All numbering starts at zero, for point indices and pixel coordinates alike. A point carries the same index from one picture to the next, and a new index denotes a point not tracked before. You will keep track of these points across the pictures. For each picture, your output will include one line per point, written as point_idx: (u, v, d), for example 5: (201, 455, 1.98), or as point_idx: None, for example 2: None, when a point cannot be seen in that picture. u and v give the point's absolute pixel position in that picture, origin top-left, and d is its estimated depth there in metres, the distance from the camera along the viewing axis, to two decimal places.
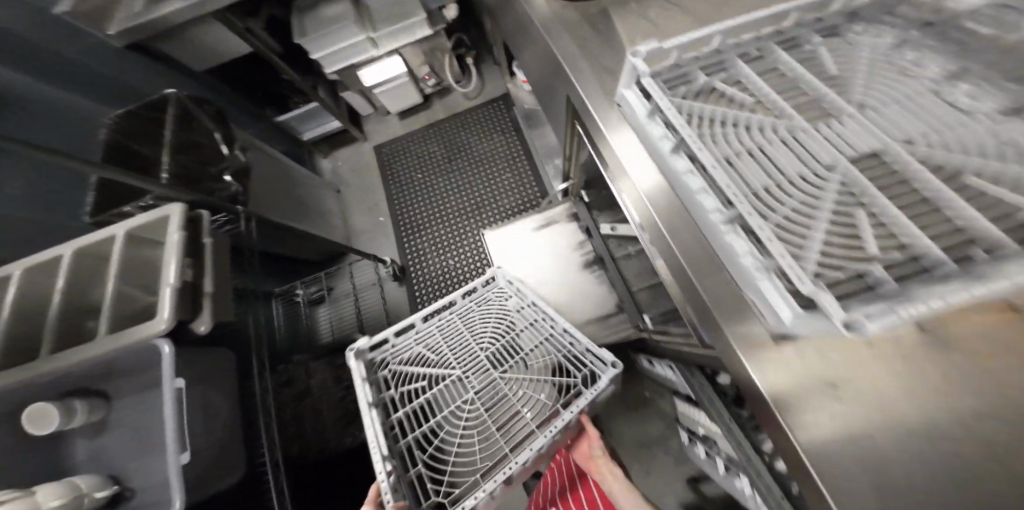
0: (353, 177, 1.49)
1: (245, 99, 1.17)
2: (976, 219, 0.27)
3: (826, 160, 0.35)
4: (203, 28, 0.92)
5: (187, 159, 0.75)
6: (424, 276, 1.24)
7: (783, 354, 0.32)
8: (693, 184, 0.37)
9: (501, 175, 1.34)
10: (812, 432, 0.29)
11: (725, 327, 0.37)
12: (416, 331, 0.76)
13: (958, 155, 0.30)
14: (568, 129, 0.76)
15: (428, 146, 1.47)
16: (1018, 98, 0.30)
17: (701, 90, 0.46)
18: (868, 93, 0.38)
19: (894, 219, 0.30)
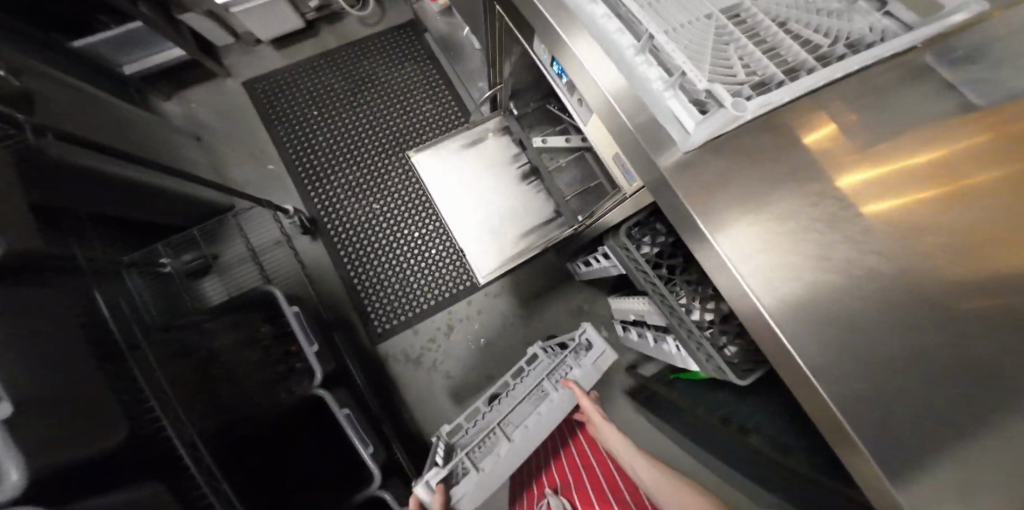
0: (218, 120, 1.21)
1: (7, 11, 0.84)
2: (799, 52, 0.41)
3: (706, 11, 0.44)
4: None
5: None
6: (343, 224, 1.11)
7: (697, 172, 0.40)
8: (611, 28, 0.42)
9: (420, 110, 1.23)
10: (754, 273, 0.36)
11: (650, 153, 0.43)
12: (479, 408, 0.91)
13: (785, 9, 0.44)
14: (489, 19, 0.71)
15: (326, 79, 1.26)
16: None
17: None
18: None
19: (751, 55, 0.41)
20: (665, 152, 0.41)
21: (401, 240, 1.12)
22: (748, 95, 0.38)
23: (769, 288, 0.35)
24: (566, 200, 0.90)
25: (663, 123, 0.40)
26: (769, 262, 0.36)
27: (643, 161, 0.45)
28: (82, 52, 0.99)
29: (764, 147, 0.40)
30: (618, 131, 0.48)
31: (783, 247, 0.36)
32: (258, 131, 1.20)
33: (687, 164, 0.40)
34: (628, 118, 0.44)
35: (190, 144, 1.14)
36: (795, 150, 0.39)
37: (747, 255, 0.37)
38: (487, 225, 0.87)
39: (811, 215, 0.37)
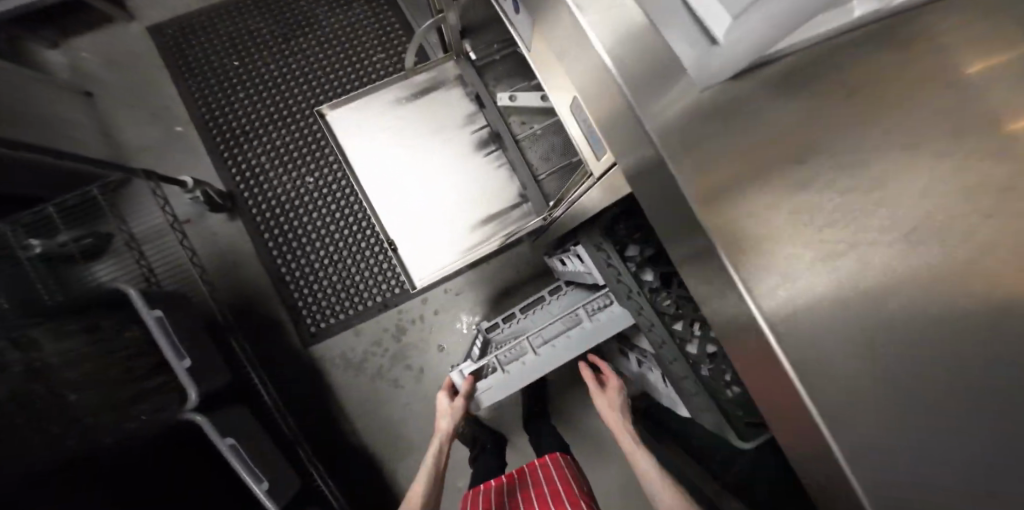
0: (115, 73, 0.98)
1: None
2: None
3: None
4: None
5: None
6: (267, 202, 0.90)
7: (726, 136, 0.18)
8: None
9: (368, 58, 0.98)
10: (785, 305, 0.17)
11: (633, 94, 0.19)
12: (521, 311, 0.86)
13: None
14: None
15: (250, 16, 0.99)
16: None
17: None
18: None
19: None
20: (660, 95, 0.19)
21: (340, 225, 0.91)
22: None
23: (816, 334, 0.17)
24: (537, 180, 0.67)
25: (657, 25, 0.18)
26: (820, 284, 0.17)
27: (610, 110, 0.22)
28: None
29: (853, 61, 0.18)
30: (569, 51, 0.23)
31: (865, 265, 0.17)
32: (164, 84, 0.96)
33: (708, 116, 0.18)
34: (586, 14, 0.20)
35: (75, 100, 0.92)
36: (932, 70, 0.18)
37: (782, 275, 0.17)
38: (428, 209, 0.65)
39: (944, 205, 0.17)
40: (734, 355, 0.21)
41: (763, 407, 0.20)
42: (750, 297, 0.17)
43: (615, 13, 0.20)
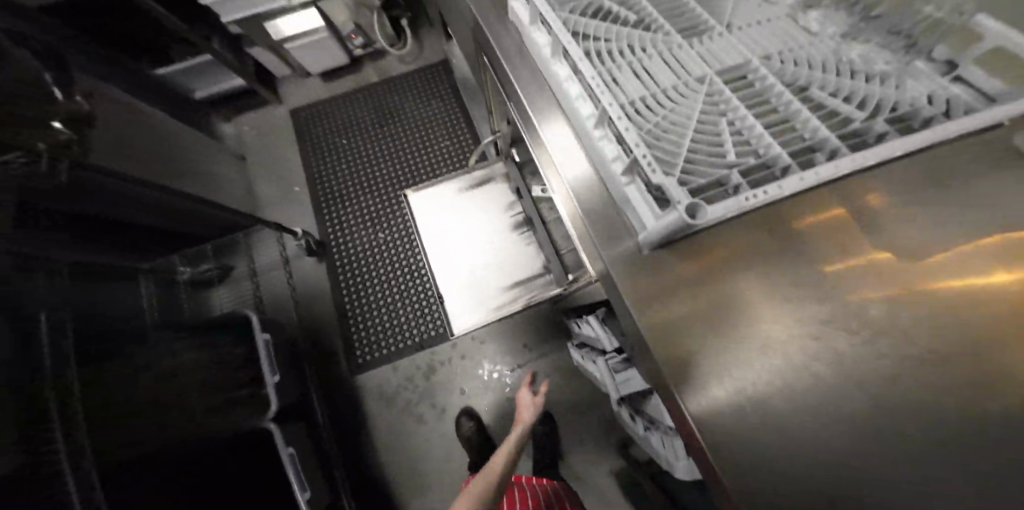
0: (260, 143, 1.34)
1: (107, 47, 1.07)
2: (819, 129, 0.32)
3: (696, 74, 0.38)
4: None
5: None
6: (346, 249, 1.14)
7: (655, 277, 0.32)
8: (572, 91, 0.36)
9: (438, 146, 1.26)
10: (706, 397, 0.27)
11: (602, 249, 0.34)
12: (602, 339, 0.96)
13: (807, 73, 0.37)
14: (480, 66, 0.70)
15: (359, 110, 1.34)
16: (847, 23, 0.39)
17: (591, 9, 0.42)
18: (736, 17, 0.42)
19: (750, 127, 0.34)
20: (617, 245, 0.34)
21: (396, 272, 1.11)
22: (738, 184, 0.30)
23: (730, 421, 0.26)
24: (559, 252, 0.83)
25: (620, 208, 0.33)
26: (734, 386, 0.27)
27: (592, 249, 0.37)
28: (163, 78, 1.18)
29: (740, 234, 0.31)
30: (570, 208, 0.39)
31: (744, 358, 0.28)
32: (291, 153, 1.31)
33: (648, 265, 0.32)
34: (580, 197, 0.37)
35: (233, 161, 1.27)
36: (785, 241, 0.31)
37: (700, 369, 0.28)
38: (470, 274, 0.81)
39: (793, 325, 0.28)
40: (679, 428, 0.30)
41: (701, 465, 0.28)
42: (675, 384, 0.28)
43: (595, 201, 0.36)
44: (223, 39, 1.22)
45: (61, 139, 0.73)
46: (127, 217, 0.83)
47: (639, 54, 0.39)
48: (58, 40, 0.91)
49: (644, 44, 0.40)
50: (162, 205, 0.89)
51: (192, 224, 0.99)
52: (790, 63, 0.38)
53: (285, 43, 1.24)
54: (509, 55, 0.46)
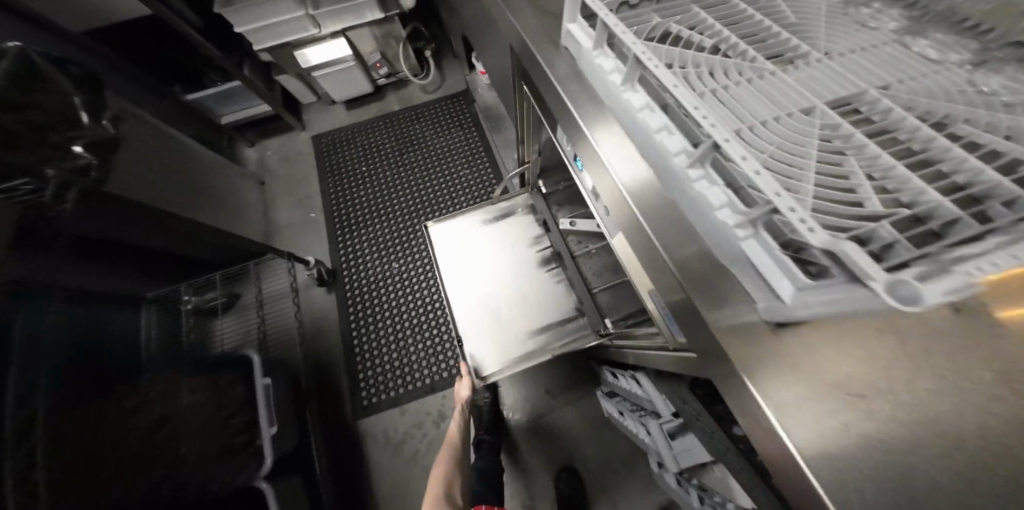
0: (281, 168, 1.35)
1: (142, 72, 1.10)
2: (982, 171, 0.25)
3: (802, 105, 0.31)
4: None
5: (12, 118, 0.63)
6: (359, 279, 1.08)
7: (797, 364, 0.24)
8: (652, 123, 0.29)
9: (458, 174, 1.22)
10: (768, 382, 0.24)
11: (710, 320, 0.28)
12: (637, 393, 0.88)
13: (938, 102, 0.30)
14: (518, 96, 0.67)
15: (380, 136, 1.33)
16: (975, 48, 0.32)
17: (656, 31, 0.37)
18: (833, 41, 0.36)
19: (889, 167, 0.27)
20: (722, 307, 0.27)
21: (409, 304, 1.04)
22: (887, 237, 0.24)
23: (806, 432, 0.22)
24: (591, 292, 0.74)
25: (731, 267, 0.26)
26: (800, 375, 0.23)
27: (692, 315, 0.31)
28: (193, 103, 1.20)
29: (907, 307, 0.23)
30: (659, 261, 0.33)
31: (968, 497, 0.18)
32: (311, 178, 1.30)
33: (780, 346, 0.25)
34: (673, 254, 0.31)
35: (253, 185, 1.27)
36: (969, 314, 0.22)
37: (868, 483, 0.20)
38: (492, 315, 0.73)
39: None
40: None
41: None
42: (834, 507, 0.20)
43: (693, 258, 0.29)
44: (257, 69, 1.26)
45: (80, 164, 0.71)
46: (133, 239, 0.78)
47: (726, 80, 0.33)
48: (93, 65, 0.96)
49: (729, 70, 0.34)
50: (169, 225, 0.83)
51: (200, 248, 0.92)
52: (915, 95, 0.31)
53: (312, 72, 1.27)
54: (563, 80, 0.40)
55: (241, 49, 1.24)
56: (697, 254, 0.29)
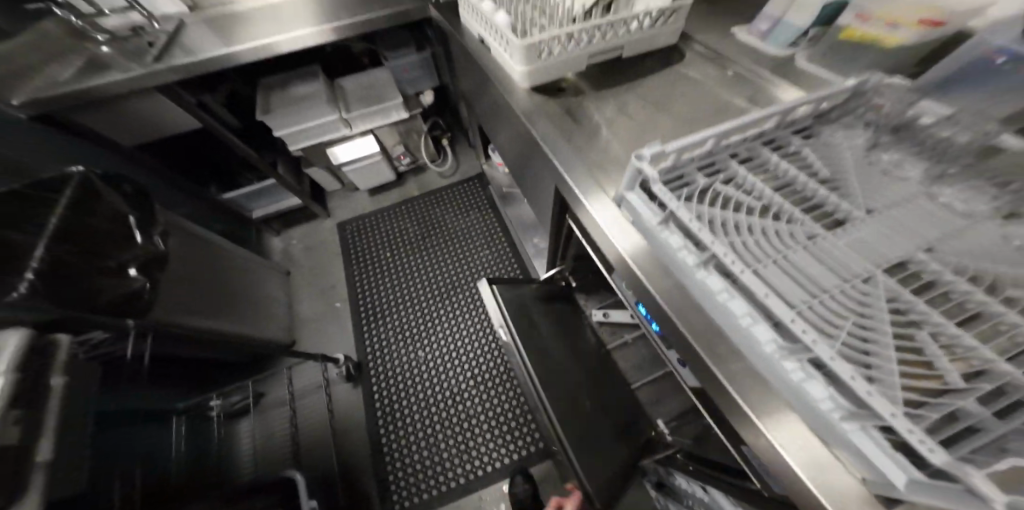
0: (306, 258, 1.45)
1: (181, 175, 1.19)
2: None
3: (862, 272, 0.35)
4: (150, 101, 1.01)
5: (70, 250, 0.65)
6: (385, 371, 1.11)
7: None
8: (736, 309, 0.34)
9: (479, 255, 1.35)
10: (820, 476, 0.31)
11: (810, 486, 0.31)
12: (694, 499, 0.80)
13: (990, 265, 0.33)
14: (557, 228, 0.75)
15: (402, 224, 1.45)
16: (1002, 200, 0.36)
17: (704, 192, 0.42)
18: (872, 198, 0.40)
19: (958, 337, 0.31)
20: (827, 474, 0.30)
21: (441, 389, 1.06)
22: (982, 418, 0.28)
23: None
24: (632, 389, 0.77)
25: (829, 442, 0.30)
26: None
27: (789, 477, 0.33)
28: (229, 201, 1.31)
29: None
30: (745, 415, 0.37)
31: None
32: (335, 266, 1.40)
33: None
34: (761, 419, 0.35)
35: (279, 277, 1.33)
36: None
37: None
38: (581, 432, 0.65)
39: None
40: None
41: None
42: None
43: (787, 422, 0.33)
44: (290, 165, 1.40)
45: (134, 287, 0.72)
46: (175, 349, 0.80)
47: (784, 247, 0.37)
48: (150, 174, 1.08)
49: (782, 232, 0.38)
50: (197, 334, 0.84)
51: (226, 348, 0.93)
52: (962, 256, 0.35)
53: (342, 167, 1.41)
54: (626, 236, 0.47)
55: (279, 152, 1.40)
56: (791, 419, 0.33)
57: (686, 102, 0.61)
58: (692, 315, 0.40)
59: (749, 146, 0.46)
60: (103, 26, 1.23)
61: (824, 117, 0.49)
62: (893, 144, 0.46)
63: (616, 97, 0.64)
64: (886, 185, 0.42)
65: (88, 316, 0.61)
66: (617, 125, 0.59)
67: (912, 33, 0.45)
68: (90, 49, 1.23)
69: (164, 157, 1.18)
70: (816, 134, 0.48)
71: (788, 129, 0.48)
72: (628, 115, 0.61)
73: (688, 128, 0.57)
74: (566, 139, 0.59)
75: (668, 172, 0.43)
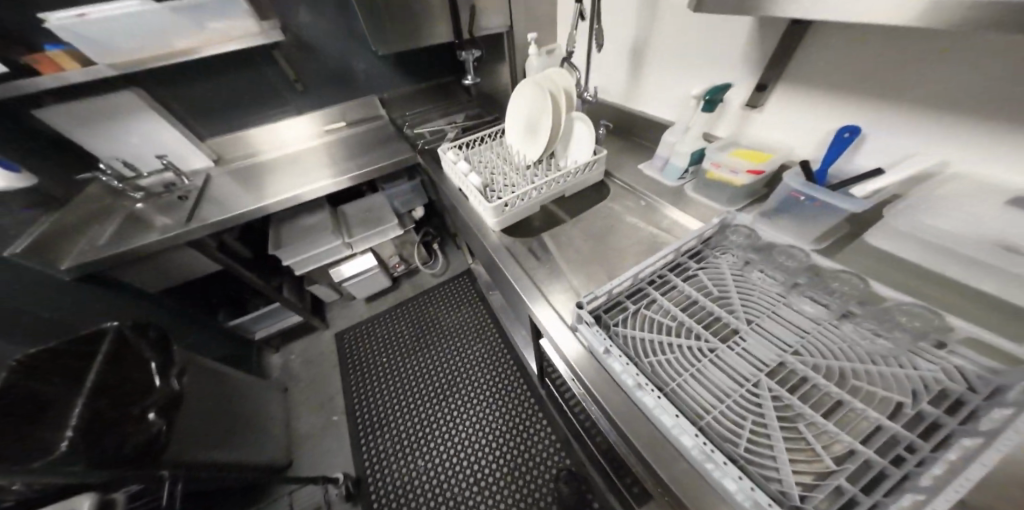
0: (302, 370, 1.66)
1: (199, 309, 1.44)
2: (890, 424, 0.41)
3: (751, 377, 0.49)
4: (184, 255, 1.28)
5: (107, 403, 0.74)
6: (382, 485, 1.17)
7: None
8: (667, 421, 0.45)
9: (470, 345, 1.54)
10: None
11: None
12: None
13: (838, 362, 0.49)
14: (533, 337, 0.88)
15: (396, 325, 1.72)
16: (826, 307, 0.54)
17: (633, 318, 0.57)
18: (750, 311, 0.56)
19: (826, 426, 0.43)
20: None
21: (444, 484, 1.15)
22: (854, 493, 0.37)
23: None
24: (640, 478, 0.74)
25: None
26: None
27: None
28: (235, 325, 1.57)
29: None
30: None
31: None
32: (333, 371, 1.61)
33: None
34: None
35: (278, 395, 1.46)
36: None
37: None
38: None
39: None
40: None
41: None
42: None
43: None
44: (294, 286, 1.71)
45: (153, 433, 0.78)
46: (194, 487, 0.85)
47: (694, 362, 0.51)
48: (165, 310, 1.31)
49: (692, 349, 0.52)
50: (198, 473, 0.87)
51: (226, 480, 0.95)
52: (816, 356, 0.50)
53: (343, 283, 1.72)
54: (574, 350, 0.58)
55: (287, 275, 1.70)
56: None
57: (613, 232, 0.82)
58: (633, 418, 0.49)
59: (657, 271, 0.62)
60: (142, 185, 1.48)
61: (712, 242, 0.66)
62: (757, 263, 0.62)
63: (562, 233, 0.85)
64: (756, 298, 0.58)
65: (122, 473, 0.68)
66: (564, 256, 0.78)
67: (747, 179, 0.68)
68: (126, 205, 1.43)
69: (187, 295, 1.42)
70: (709, 258, 0.64)
71: (688, 255, 0.64)
72: (572, 247, 0.80)
73: (616, 253, 0.76)
74: (524, 271, 0.76)
75: (607, 296, 0.58)
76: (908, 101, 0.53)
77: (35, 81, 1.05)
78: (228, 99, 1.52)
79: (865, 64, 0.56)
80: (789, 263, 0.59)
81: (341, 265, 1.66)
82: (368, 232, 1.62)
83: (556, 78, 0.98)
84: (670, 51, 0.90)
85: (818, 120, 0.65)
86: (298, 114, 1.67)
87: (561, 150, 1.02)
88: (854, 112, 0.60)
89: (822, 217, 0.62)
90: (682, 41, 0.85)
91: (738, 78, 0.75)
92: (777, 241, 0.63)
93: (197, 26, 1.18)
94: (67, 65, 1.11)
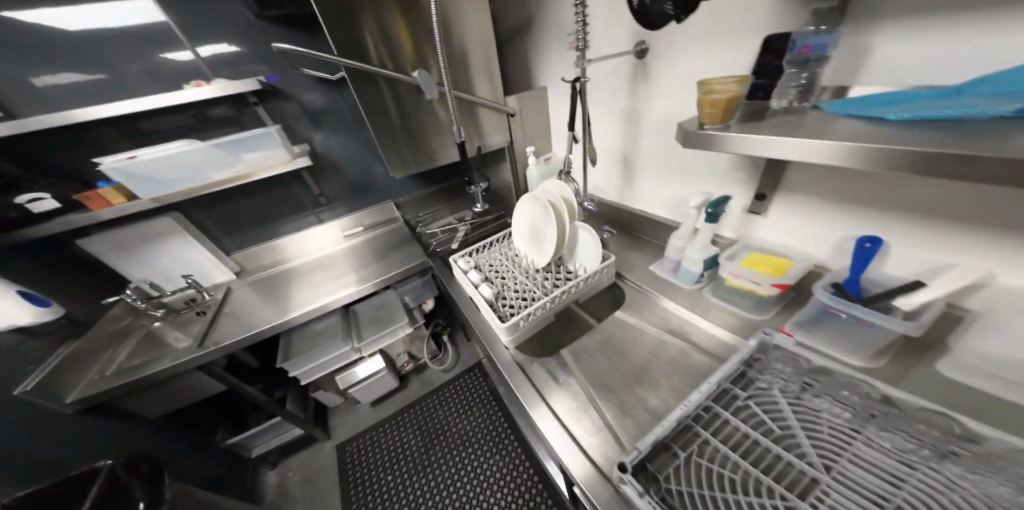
0: (301, 489, 1.52)
1: (199, 431, 1.37)
2: None
3: None
4: (189, 377, 1.23)
5: None
6: None
7: None
8: None
9: (486, 455, 1.51)
10: None
11: None
12: None
13: None
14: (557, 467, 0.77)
15: (405, 433, 1.65)
16: (901, 440, 0.48)
17: (688, 468, 0.50)
18: (823, 453, 0.49)
19: None
20: None
21: None
22: None
23: None
24: None
25: None
26: None
27: None
28: (233, 444, 1.44)
29: None
30: None
31: None
32: (333, 491, 1.50)
33: None
34: None
35: None
36: None
37: None
38: None
39: None
40: None
41: None
42: None
43: None
44: (297, 395, 1.65)
45: None
46: None
47: None
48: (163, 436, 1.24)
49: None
50: None
51: None
52: None
53: (350, 390, 1.64)
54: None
55: (293, 385, 1.64)
56: None
57: (631, 346, 0.78)
58: None
59: (701, 402, 0.56)
60: (164, 302, 1.50)
61: (755, 363, 0.61)
62: (814, 387, 0.56)
63: (581, 349, 0.80)
64: (826, 435, 0.51)
65: None
66: (586, 377, 0.74)
67: (771, 291, 0.67)
68: (145, 323, 1.47)
69: (189, 419, 1.35)
70: (757, 383, 0.58)
71: (732, 380, 0.59)
72: (593, 365, 0.76)
73: (636, 373, 0.72)
74: (543, 398, 0.70)
75: (650, 445, 0.51)
76: (918, 216, 0.55)
77: (84, 216, 1.15)
78: (256, 216, 1.65)
79: (852, 189, 0.61)
80: (856, 394, 0.52)
81: (354, 368, 1.61)
82: (380, 331, 1.60)
83: (554, 189, 1.07)
84: (655, 162, 0.98)
85: (829, 229, 0.66)
86: (318, 222, 1.79)
87: (568, 253, 1.05)
88: (872, 225, 0.61)
89: (872, 332, 0.58)
90: (671, 151, 0.91)
91: (735, 188, 0.77)
92: (836, 364, 0.55)
93: (234, 157, 1.33)
94: (115, 198, 1.20)
